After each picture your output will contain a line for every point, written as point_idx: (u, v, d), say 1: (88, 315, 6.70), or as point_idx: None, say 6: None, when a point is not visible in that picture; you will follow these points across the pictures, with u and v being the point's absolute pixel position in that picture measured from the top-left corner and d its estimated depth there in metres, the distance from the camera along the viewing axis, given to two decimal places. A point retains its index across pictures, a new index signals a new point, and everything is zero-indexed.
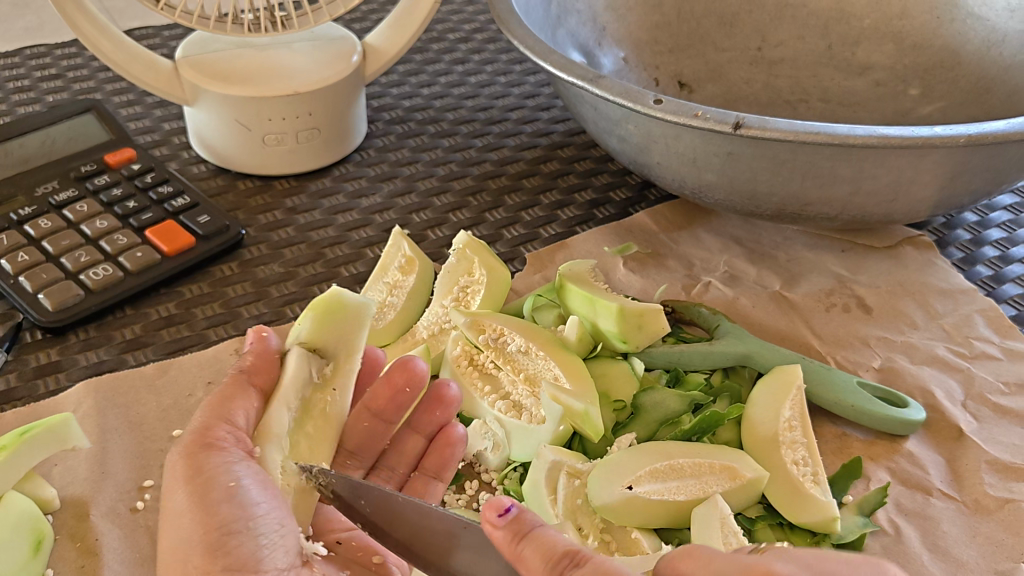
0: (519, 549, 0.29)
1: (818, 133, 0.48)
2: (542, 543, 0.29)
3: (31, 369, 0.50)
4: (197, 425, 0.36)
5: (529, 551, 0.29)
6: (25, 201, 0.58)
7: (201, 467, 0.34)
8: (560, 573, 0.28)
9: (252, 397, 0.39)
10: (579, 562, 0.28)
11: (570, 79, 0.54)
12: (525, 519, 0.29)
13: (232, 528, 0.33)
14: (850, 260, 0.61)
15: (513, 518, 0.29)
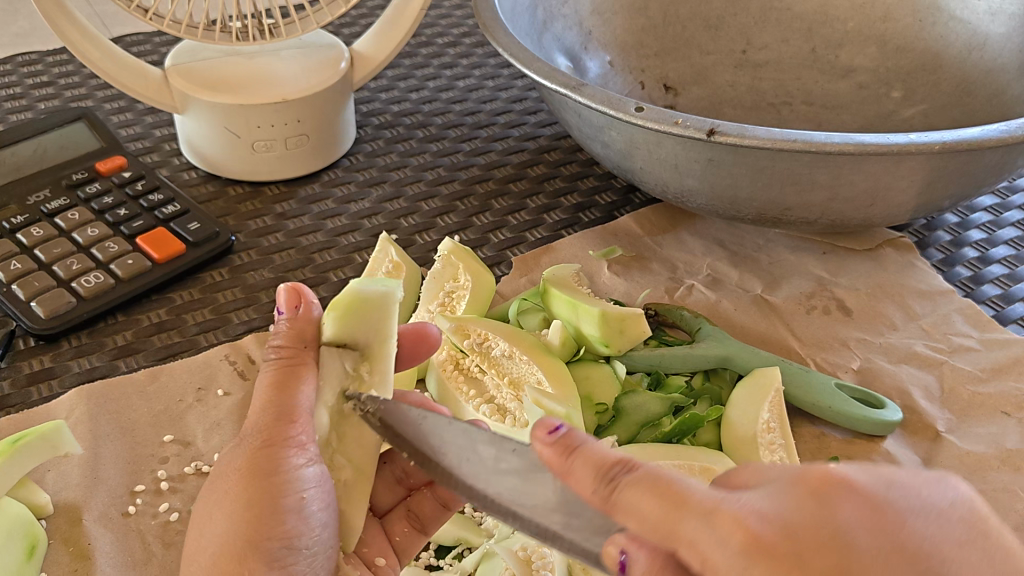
0: (567, 468, 0.29)
1: (794, 140, 0.49)
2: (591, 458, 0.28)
3: (24, 376, 0.51)
4: (269, 415, 0.35)
5: (577, 463, 0.28)
6: (17, 209, 0.59)
7: (276, 468, 0.34)
8: (611, 482, 0.28)
9: (314, 380, 0.37)
10: (632, 466, 0.28)
11: (552, 86, 0.54)
12: (575, 438, 0.29)
13: (293, 542, 0.34)
14: (831, 263, 0.62)
15: (562, 437, 0.29)
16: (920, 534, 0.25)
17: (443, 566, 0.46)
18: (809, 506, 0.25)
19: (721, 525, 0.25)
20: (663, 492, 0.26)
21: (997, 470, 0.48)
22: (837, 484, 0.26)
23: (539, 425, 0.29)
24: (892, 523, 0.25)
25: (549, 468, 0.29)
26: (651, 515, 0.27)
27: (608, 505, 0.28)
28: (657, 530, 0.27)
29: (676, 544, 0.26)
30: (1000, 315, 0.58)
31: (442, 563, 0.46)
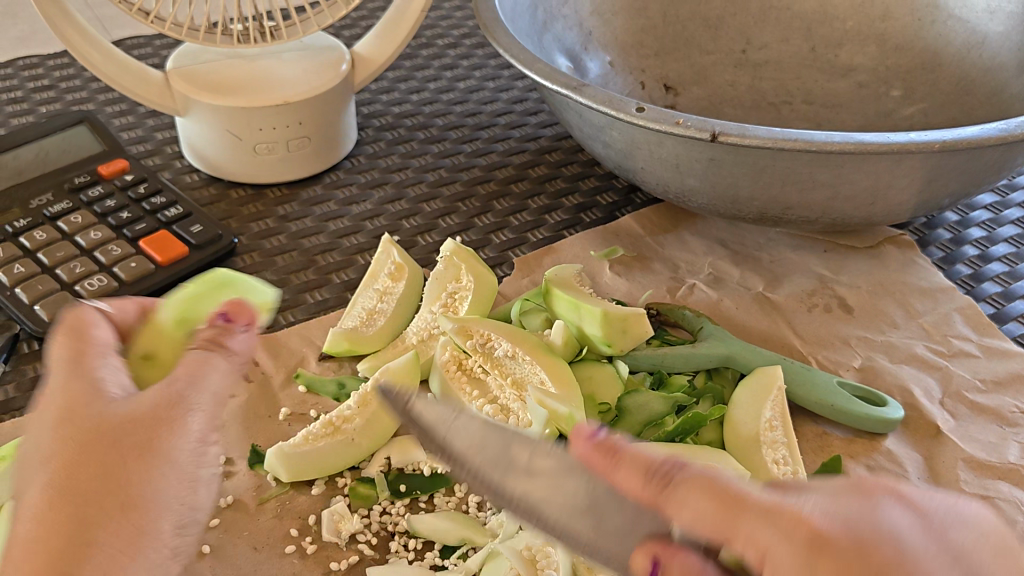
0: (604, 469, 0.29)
1: (794, 140, 0.49)
2: (636, 457, 0.29)
3: (28, 380, 0.51)
4: (78, 393, 0.32)
5: (623, 468, 0.29)
6: (20, 213, 0.59)
7: (78, 437, 0.31)
8: (663, 479, 0.28)
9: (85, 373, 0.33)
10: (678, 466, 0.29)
11: (553, 87, 0.55)
12: (614, 441, 0.29)
13: (120, 503, 0.31)
14: (832, 261, 0.63)
15: (601, 443, 0.30)
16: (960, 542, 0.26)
17: (449, 567, 0.43)
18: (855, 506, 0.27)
19: (780, 523, 0.26)
20: (717, 495, 0.27)
21: (998, 468, 0.48)
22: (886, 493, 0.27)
23: (579, 428, 0.30)
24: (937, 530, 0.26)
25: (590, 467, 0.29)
26: (700, 514, 0.28)
27: (656, 502, 0.28)
28: (711, 530, 0.27)
29: (729, 540, 0.27)
30: (1000, 313, 0.58)
31: (447, 564, 0.44)
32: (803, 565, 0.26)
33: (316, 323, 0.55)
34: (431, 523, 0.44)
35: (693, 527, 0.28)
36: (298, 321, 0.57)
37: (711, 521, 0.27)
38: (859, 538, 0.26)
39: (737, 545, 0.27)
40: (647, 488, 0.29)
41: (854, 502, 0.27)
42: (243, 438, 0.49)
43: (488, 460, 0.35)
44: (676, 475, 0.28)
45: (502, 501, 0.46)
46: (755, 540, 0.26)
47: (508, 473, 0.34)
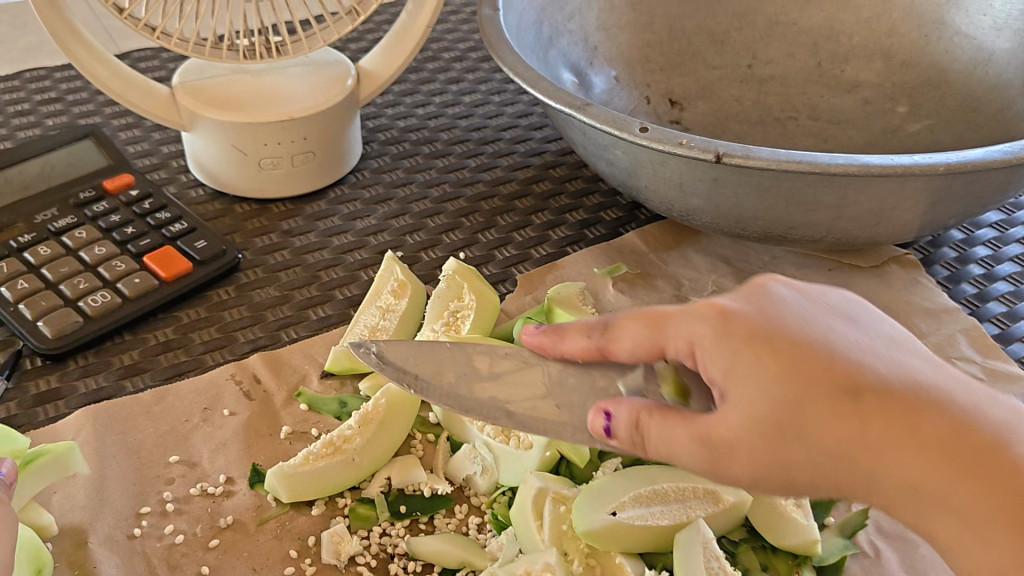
0: (548, 339, 0.41)
1: (798, 162, 0.49)
2: (576, 328, 0.41)
3: (30, 397, 0.51)
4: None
5: (569, 332, 0.41)
6: (25, 228, 0.59)
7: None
8: (603, 330, 0.39)
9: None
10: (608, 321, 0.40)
11: (556, 106, 0.55)
12: (554, 326, 0.42)
13: None
14: (836, 280, 0.62)
15: (546, 330, 0.42)
16: (833, 326, 0.36)
17: None
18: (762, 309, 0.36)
19: (696, 312, 0.36)
20: (647, 319, 0.38)
21: None
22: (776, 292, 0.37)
23: (525, 329, 0.43)
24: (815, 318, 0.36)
25: (541, 345, 0.42)
26: (637, 336, 0.38)
27: (604, 342, 0.39)
28: (649, 340, 0.37)
29: (662, 347, 0.37)
30: (1004, 333, 0.58)
31: None
32: (718, 331, 0.35)
33: (318, 340, 0.56)
34: (429, 545, 0.44)
35: (632, 353, 0.38)
36: (301, 337, 0.57)
37: (646, 342, 0.37)
38: (753, 306, 0.36)
39: (671, 346, 0.37)
40: (591, 340, 0.40)
41: (753, 290, 0.37)
42: (245, 456, 0.49)
43: (460, 375, 0.42)
44: (608, 326, 0.39)
45: (502, 523, 0.46)
46: (683, 335, 0.36)
47: (477, 378, 0.42)
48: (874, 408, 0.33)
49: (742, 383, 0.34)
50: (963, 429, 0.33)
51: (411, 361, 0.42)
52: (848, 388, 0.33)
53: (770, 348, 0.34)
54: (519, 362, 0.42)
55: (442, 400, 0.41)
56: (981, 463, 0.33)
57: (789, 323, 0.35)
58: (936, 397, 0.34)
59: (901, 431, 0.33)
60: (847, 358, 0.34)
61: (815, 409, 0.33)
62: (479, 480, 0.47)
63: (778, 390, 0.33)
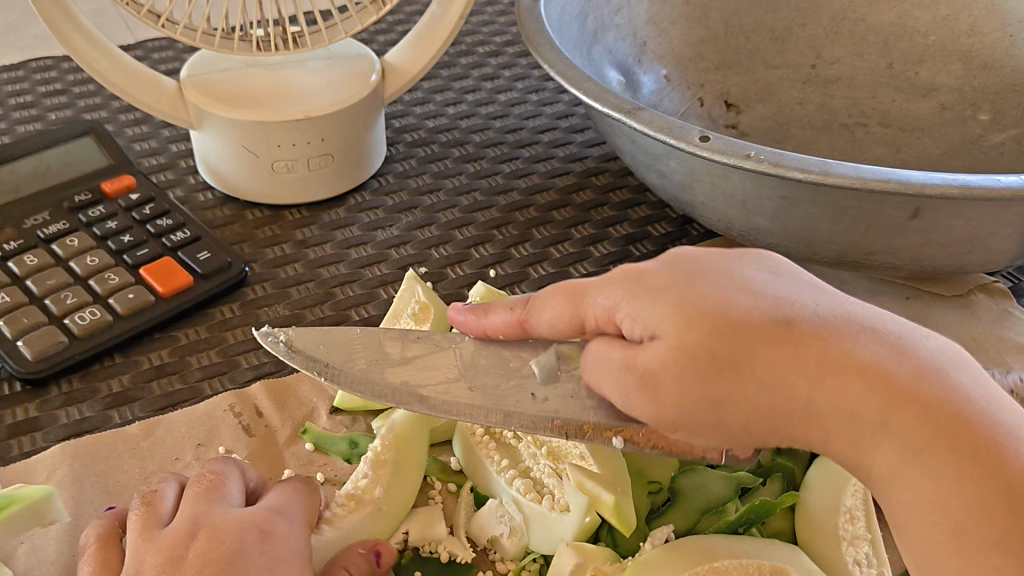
0: (473, 315, 0.40)
1: (887, 181, 0.42)
2: (502, 303, 0.39)
3: (5, 428, 0.45)
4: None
5: (492, 314, 0.39)
6: (12, 233, 0.53)
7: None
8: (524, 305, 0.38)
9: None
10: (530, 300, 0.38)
11: (604, 109, 0.48)
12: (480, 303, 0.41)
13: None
14: (915, 310, 0.55)
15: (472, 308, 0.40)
16: (752, 264, 0.35)
17: None
18: (678, 255, 0.35)
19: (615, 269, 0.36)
20: (564, 287, 0.36)
21: None
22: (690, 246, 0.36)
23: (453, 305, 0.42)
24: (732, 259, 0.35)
25: (467, 327, 0.40)
26: (558, 312, 0.36)
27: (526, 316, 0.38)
28: (569, 309, 0.36)
29: (583, 315, 0.36)
30: None
31: None
32: (636, 277, 0.34)
33: None
34: None
35: (553, 329, 0.37)
36: None
37: (565, 315, 0.36)
38: (668, 255, 0.35)
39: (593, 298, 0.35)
40: (516, 315, 0.38)
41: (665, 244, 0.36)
42: None
43: (372, 363, 0.40)
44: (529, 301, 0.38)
45: None
46: (605, 297, 0.35)
47: (389, 365, 0.40)
48: (800, 335, 0.32)
49: (666, 318, 0.33)
50: (900, 357, 0.31)
51: (318, 343, 0.40)
52: (777, 318, 0.32)
53: (693, 284, 0.33)
54: (431, 345, 0.40)
55: (353, 389, 0.39)
56: (926, 392, 0.31)
57: (707, 265, 0.34)
58: (867, 329, 0.32)
59: (832, 362, 0.31)
60: (767, 290, 0.33)
61: (745, 337, 0.32)
62: (507, 544, 0.41)
63: (704, 321, 0.32)
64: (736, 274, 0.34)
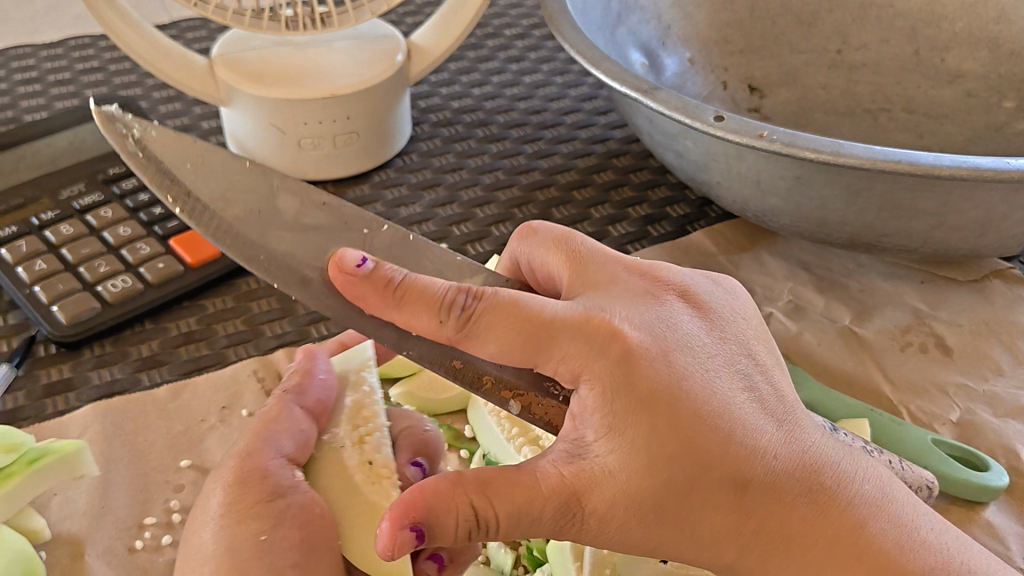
0: (375, 296, 0.32)
1: (896, 161, 0.43)
2: (419, 293, 0.32)
3: (40, 388, 0.47)
4: (253, 441, 0.36)
5: (413, 298, 0.32)
6: (49, 204, 0.55)
7: (288, 471, 0.36)
8: (463, 310, 0.31)
9: (300, 419, 0.38)
10: (476, 294, 0.32)
11: (622, 89, 0.49)
12: (384, 270, 0.32)
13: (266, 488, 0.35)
14: (930, 293, 0.56)
15: (370, 272, 0.32)
16: (721, 383, 0.32)
17: None
18: (655, 358, 0.31)
19: (594, 340, 0.31)
20: (523, 324, 0.31)
21: None
22: (664, 321, 0.33)
23: (344, 256, 0.33)
24: (705, 374, 0.31)
25: (358, 295, 0.32)
26: (508, 341, 0.31)
27: (456, 328, 0.32)
28: (520, 354, 0.32)
29: (539, 363, 0.32)
30: None
31: None
32: (610, 379, 0.30)
33: None
34: None
35: (499, 356, 0.32)
36: (333, 333, 0.52)
37: (517, 357, 0.32)
38: (654, 343, 0.31)
39: (549, 367, 0.32)
40: (442, 324, 0.32)
41: (652, 311, 0.33)
42: None
43: (250, 212, 0.33)
44: (476, 308, 0.31)
45: (537, 559, 0.42)
46: (570, 361, 0.31)
47: (278, 226, 0.34)
48: (753, 500, 0.31)
49: (627, 452, 0.30)
50: (830, 514, 0.32)
51: (183, 161, 0.33)
52: (738, 482, 0.30)
53: (671, 414, 0.30)
54: (338, 219, 0.36)
55: (217, 238, 0.32)
56: (850, 549, 0.32)
57: (680, 392, 0.30)
58: (813, 486, 0.32)
59: (775, 515, 0.31)
60: (740, 428, 0.31)
61: (697, 494, 0.30)
62: None
63: (663, 471, 0.30)
64: (707, 407, 0.31)
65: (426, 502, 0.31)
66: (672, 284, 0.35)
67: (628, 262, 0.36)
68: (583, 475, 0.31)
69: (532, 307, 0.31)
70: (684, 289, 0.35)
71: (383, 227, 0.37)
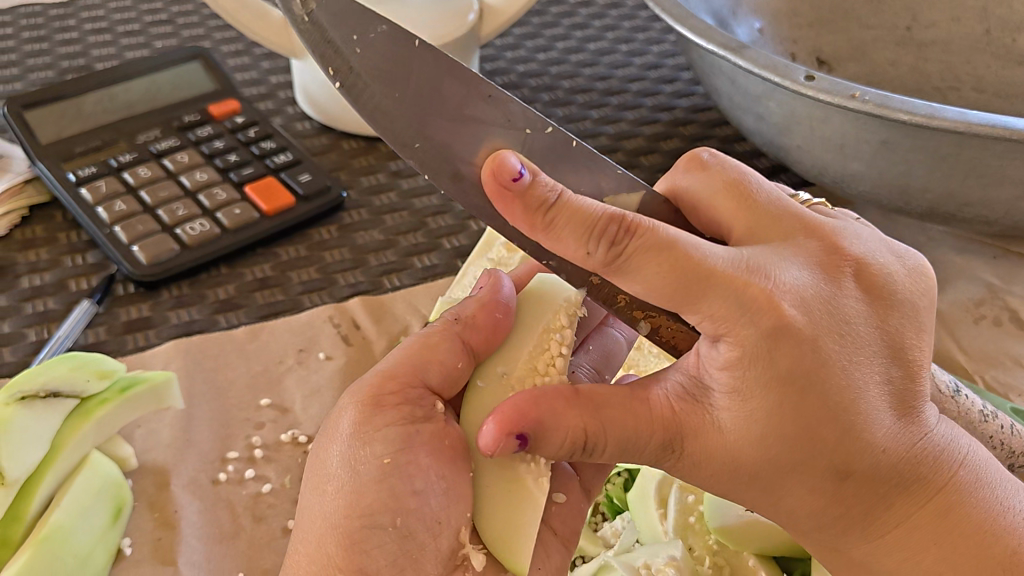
0: (522, 213, 0.28)
1: (992, 126, 0.42)
2: (573, 215, 0.28)
3: (120, 324, 0.48)
4: (400, 363, 0.35)
5: (564, 222, 0.28)
6: (126, 147, 0.55)
7: (426, 401, 0.35)
8: (612, 245, 0.28)
9: (458, 355, 0.36)
10: (632, 229, 0.28)
11: (709, 47, 0.48)
12: (540, 189, 0.28)
13: (398, 426, 0.34)
14: (1003, 268, 0.55)
15: (526, 189, 0.28)
16: (866, 374, 0.29)
17: None
18: (805, 339, 0.28)
19: (746, 307, 0.27)
20: (675, 274, 0.27)
21: None
22: (824, 298, 0.29)
23: (502, 163, 0.28)
24: (850, 362, 0.28)
25: (507, 209, 0.29)
26: (657, 282, 0.28)
27: (601, 258, 0.28)
28: (665, 298, 0.28)
29: (681, 311, 0.28)
30: None
31: None
32: (749, 354, 0.27)
33: (422, 291, 0.52)
34: None
35: (646, 293, 0.29)
36: (405, 285, 0.53)
37: (664, 300, 0.28)
38: (809, 315, 0.28)
39: (692, 317, 0.28)
40: (589, 253, 0.28)
41: (813, 280, 0.29)
42: None
43: (410, 97, 0.29)
44: (630, 244, 0.28)
45: (615, 506, 0.47)
46: (716, 321, 0.28)
47: (437, 114, 0.30)
48: (851, 487, 0.29)
49: (743, 420, 0.28)
50: (924, 505, 0.30)
51: (350, 30, 0.29)
52: (838, 471, 0.29)
53: (802, 398, 0.28)
54: (500, 112, 0.30)
55: (372, 119, 0.29)
56: (939, 543, 0.31)
57: (819, 378, 0.28)
58: (917, 480, 0.30)
59: (871, 498, 0.30)
60: (871, 421, 0.28)
61: (793, 473, 0.29)
62: None
63: (769, 446, 0.28)
64: (841, 396, 0.28)
65: (539, 414, 0.31)
66: (844, 245, 0.31)
67: (807, 221, 0.31)
68: (693, 424, 0.29)
69: (692, 253, 0.28)
70: (860, 265, 0.31)
71: (549, 128, 0.31)
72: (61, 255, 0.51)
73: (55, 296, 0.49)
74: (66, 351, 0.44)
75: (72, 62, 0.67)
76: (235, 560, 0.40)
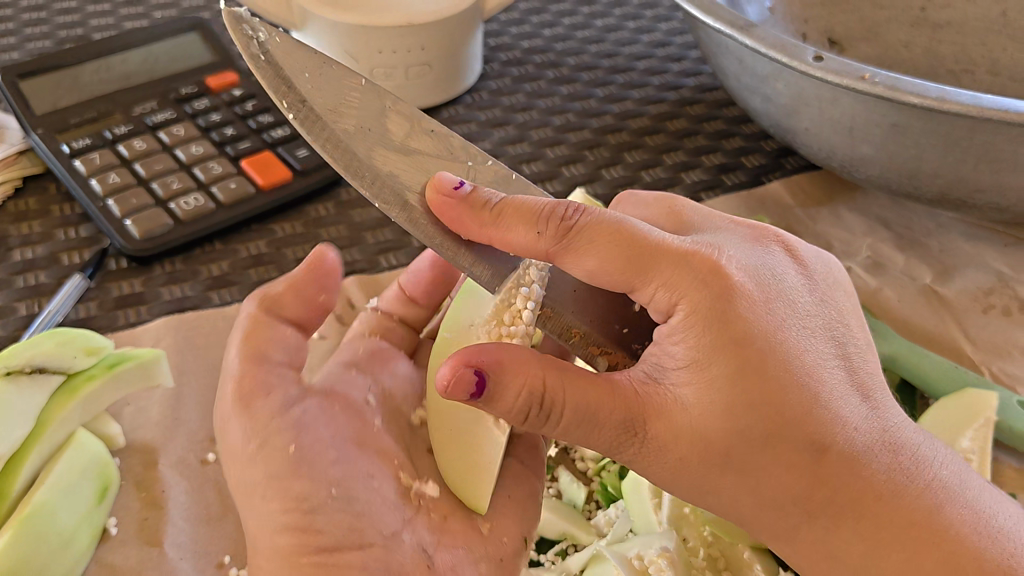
0: (470, 219, 0.31)
1: (1005, 110, 0.41)
2: (516, 210, 0.31)
3: (112, 299, 0.47)
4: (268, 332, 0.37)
5: (511, 218, 0.31)
6: (121, 119, 0.54)
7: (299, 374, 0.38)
8: (565, 225, 0.30)
9: (313, 308, 0.39)
10: (581, 210, 0.30)
11: (716, 25, 0.47)
12: (483, 193, 0.31)
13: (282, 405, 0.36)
14: (1013, 257, 0.54)
15: (467, 195, 0.31)
16: (812, 350, 0.31)
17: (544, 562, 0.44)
18: (752, 307, 0.30)
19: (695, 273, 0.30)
20: (626, 243, 0.30)
21: None
22: (762, 278, 0.31)
23: (440, 179, 0.32)
24: (796, 335, 0.30)
25: (457, 222, 0.31)
26: (607, 256, 0.30)
27: (549, 242, 0.30)
28: (616, 274, 0.30)
29: (633, 289, 0.30)
30: None
31: (544, 560, 0.44)
32: (704, 318, 0.29)
33: None
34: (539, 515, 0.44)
35: (597, 277, 0.30)
36: (401, 265, 0.52)
37: (614, 275, 0.30)
38: (752, 288, 0.30)
39: (642, 295, 0.30)
40: (541, 236, 0.30)
41: (755, 262, 0.32)
42: None
43: (361, 128, 0.32)
44: (577, 221, 0.30)
45: (609, 495, 0.47)
46: (666, 290, 0.30)
47: (387, 148, 0.32)
48: (826, 469, 0.29)
49: (705, 390, 0.29)
50: (904, 496, 0.30)
51: (301, 70, 0.31)
52: (810, 446, 0.29)
53: (761, 363, 0.29)
54: (442, 145, 0.34)
55: (326, 148, 0.30)
56: (927, 537, 0.30)
57: (772, 347, 0.29)
58: (889, 466, 0.30)
59: (851, 482, 0.30)
60: (827, 392, 0.30)
61: (767, 450, 0.29)
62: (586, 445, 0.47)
63: (739, 417, 0.29)
64: (791, 365, 0.29)
65: (501, 356, 0.30)
66: (781, 242, 0.34)
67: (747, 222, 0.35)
68: (655, 402, 0.29)
69: (638, 231, 0.30)
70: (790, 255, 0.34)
71: (488, 161, 0.35)
72: (53, 228, 0.50)
73: (47, 270, 0.48)
74: (55, 327, 0.43)
75: (70, 31, 0.66)
76: (223, 541, 0.40)
